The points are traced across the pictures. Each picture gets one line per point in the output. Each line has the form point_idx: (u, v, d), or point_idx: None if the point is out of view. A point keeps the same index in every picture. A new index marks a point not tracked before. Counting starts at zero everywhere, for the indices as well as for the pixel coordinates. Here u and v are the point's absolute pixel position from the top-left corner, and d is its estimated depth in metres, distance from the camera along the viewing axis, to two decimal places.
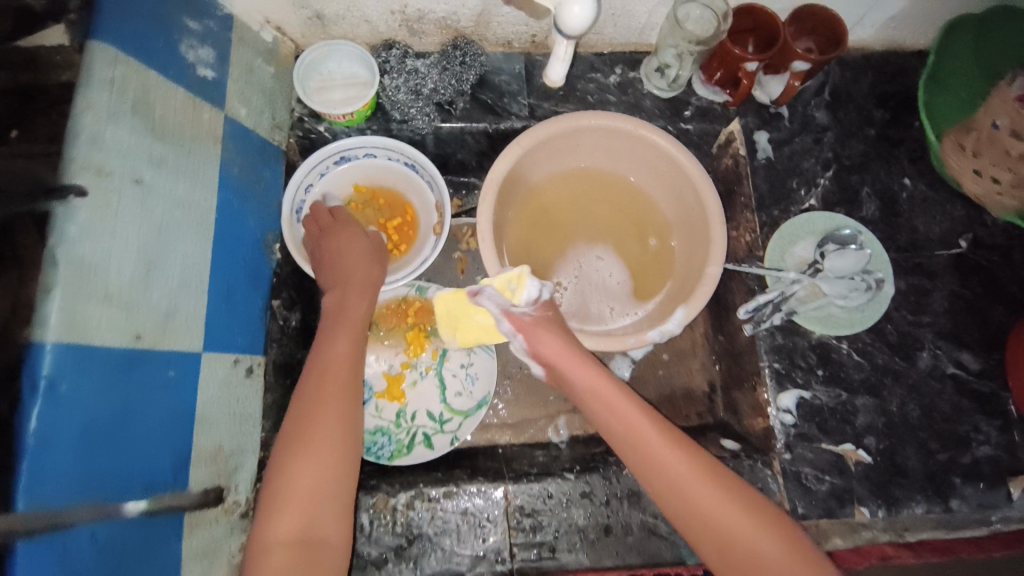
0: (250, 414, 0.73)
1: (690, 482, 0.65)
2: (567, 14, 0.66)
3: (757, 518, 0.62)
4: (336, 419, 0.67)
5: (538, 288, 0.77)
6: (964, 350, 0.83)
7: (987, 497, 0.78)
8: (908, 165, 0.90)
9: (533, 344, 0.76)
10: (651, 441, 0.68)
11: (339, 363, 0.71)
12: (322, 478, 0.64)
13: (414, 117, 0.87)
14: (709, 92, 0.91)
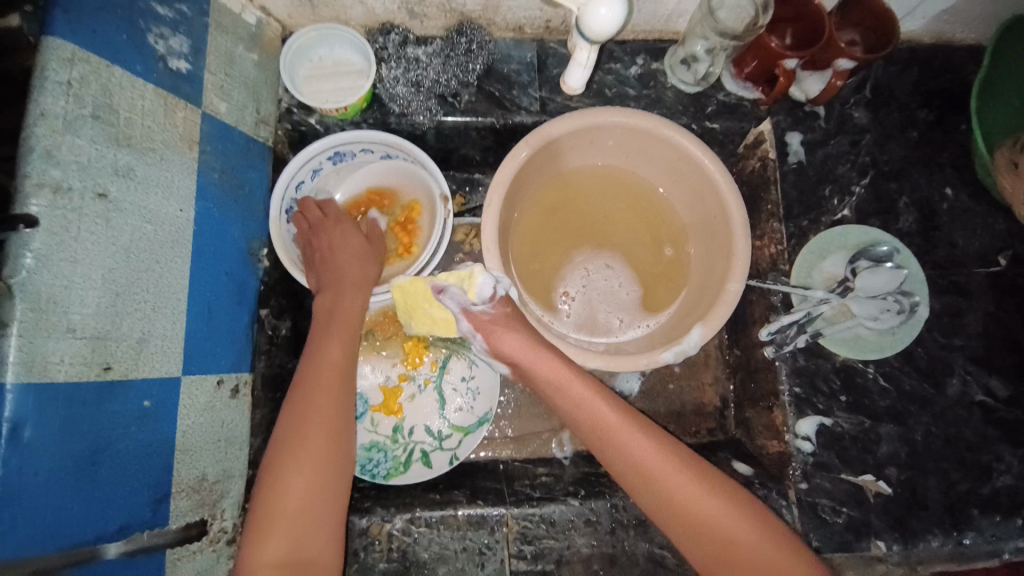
0: (238, 436, 0.69)
1: (704, 510, 0.61)
2: (594, 16, 0.59)
3: (774, 559, 0.59)
4: (332, 429, 0.62)
5: (494, 284, 0.69)
6: (994, 376, 0.78)
7: (1006, 531, 0.74)
8: (951, 173, 0.83)
9: (493, 343, 0.71)
10: (649, 458, 0.64)
11: (332, 369, 0.66)
12: (313, 494, 0.58)
13: (415, 112, 0.79)
14: (738, 88, 0.83)
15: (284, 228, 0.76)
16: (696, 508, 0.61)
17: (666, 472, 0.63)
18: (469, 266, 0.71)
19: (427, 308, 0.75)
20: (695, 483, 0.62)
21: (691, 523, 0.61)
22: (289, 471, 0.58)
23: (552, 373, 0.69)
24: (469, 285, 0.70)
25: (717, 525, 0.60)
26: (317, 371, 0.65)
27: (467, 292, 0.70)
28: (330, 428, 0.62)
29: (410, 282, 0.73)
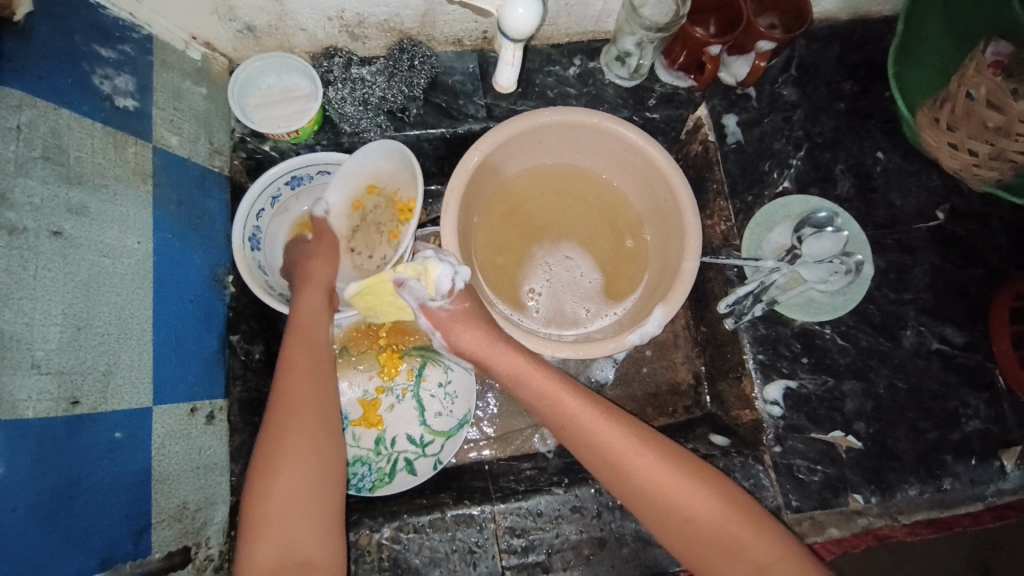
0: (217, 461, 0.69)
1: (668, 477, 0.63)
2: (512, 16, 0.63)
3: (751, 526, 0.60)
4: (313, 433, 0.62)
5: (453, 276, 0.72)
6: (947, 325, 0.81)
7: (979, 473, 0.77)
8: (882, 138, 0.87)
9: (452, 339, 0.74)
10: (615, 441, 0.65)
11: (305, 373, 0.66)
12: (304, 496, 0.59)
13: (365, 129, 0.82)
14: (671, 78, 0.87)
15: (249, 254, 0.77)
16: (670, 471, 0.63)
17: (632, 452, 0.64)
18: (424, 259, 0.72)
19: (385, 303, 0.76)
20: (664, 455, 0.64)
21: (660, 494, 0.62)
22: (276, 476, 0.59)
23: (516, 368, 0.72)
24: (426, 279, 0.72)
25: (681, 501, 0.62)
26: (290, 377, 0.65)
27: (425, 286, 0.72)
28: (313, 428, 0.62)
29: (368, 283, 0.73)
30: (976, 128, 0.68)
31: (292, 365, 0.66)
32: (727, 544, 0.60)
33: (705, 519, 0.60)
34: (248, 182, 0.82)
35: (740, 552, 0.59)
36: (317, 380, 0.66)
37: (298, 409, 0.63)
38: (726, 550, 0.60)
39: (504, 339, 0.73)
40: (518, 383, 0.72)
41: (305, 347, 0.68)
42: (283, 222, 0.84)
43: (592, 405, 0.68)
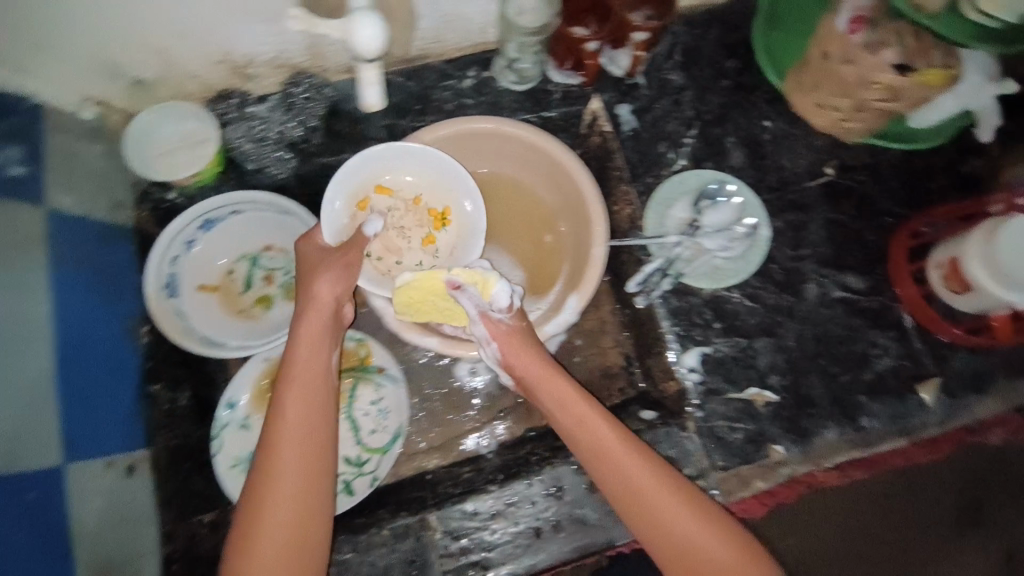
0: (137, 512, 0.74)
1: (653, 485, 0.66)
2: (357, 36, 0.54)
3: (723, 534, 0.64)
4: (295, 553, 0.61)
5: (511, 292, 0.74)
6: (847, 273, 0.84)
7: (898, 408, 0.79)
8: (767, 108, 0.91)
9: (505, 351, 0.75)
10: (615, 450, 0.68)
11: (292, 481, 0.63)
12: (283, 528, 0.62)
13: (268, 164, 0.84)
14: (563, 78, 0.89)
15: (166, 300, 0.83)
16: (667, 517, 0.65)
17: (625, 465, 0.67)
18: (484, 270, 0.74)
19: (433, 302, 0.76)
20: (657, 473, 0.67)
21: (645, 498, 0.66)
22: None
23: (530, 376, 0.74)
24: (484, 288, 0.73)
25: (669, 512, 0.64)
26: (277, 485, 0.63)
27: (482, 294, 0.73)
28: (300, 543, 0.62)
29: (421, 277, 0.73)
30: (835, 88, 0.71)
31: (277, 473, 0.63)
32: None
33: (699, 551, 0.63)
34: (159, 231, 0.84)
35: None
36: (313, 456, 0.65)
37: (283, 524, 0.61)
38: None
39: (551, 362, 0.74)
40: (541, 384, 0.74)
41: (297, 448, 0.65)
42: (202, 265, 0.89)
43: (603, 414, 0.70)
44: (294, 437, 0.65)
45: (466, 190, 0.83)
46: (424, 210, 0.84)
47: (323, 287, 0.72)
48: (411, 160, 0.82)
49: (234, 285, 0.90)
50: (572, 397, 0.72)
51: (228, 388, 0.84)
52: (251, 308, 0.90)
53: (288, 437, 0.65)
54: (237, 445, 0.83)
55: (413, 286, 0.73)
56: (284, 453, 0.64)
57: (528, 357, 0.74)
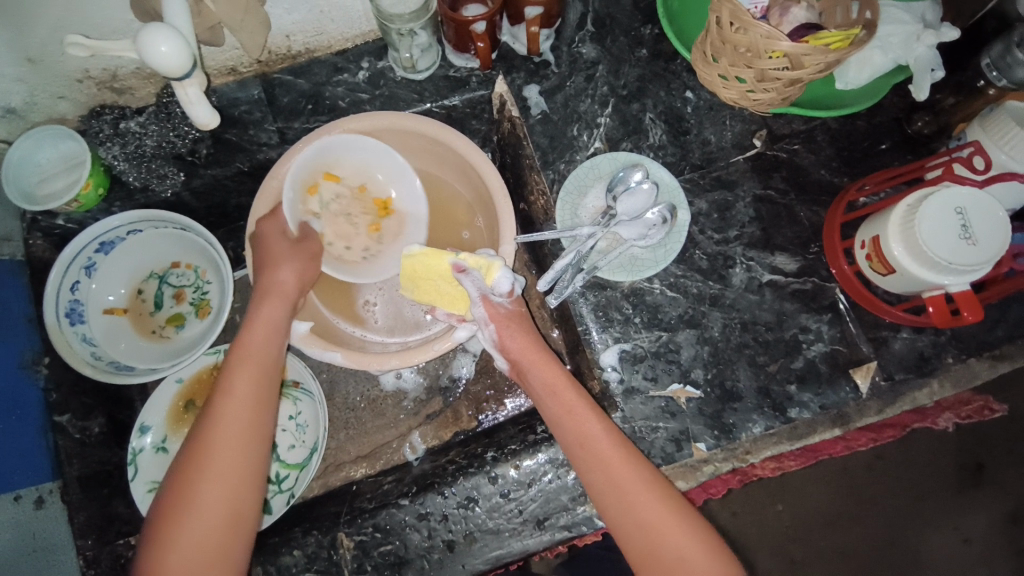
0: (56, 541, 0.72)
1: (630, 476, 0.64)
2: (155, 55, 0.54)
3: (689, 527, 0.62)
4: (221, 545, 0.58)
5: (514, 279, 0.73)
6: (777, 254, 0.79)
7: (829, 397, 0.74)
8: (689, 77, 0.84)
9: (502, 337, 0.74)
10: (596, 435, 0.65)
11: (230, 466, 0.60)
12: (220, 506, 0.59)
13: (152, 181, 0.80)
14: (463, 61, 0.83)
15: (71, 329, 0.79)
16: (636, 500, 0.63)
17: (606, 449, 0.65)
18: (489, 255, 0.73)
19: (435, 280, 0.76)
20: (638, 463, 0.65)
21: (623, 487, 0.63)
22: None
23: (528, 361, 0.73)
24: (488, 273, 0.72)
25: (643, 499, 0.63)
26: (214, 472, 0.59)
27: (486, 280, 0.72)
28: (228, 531, 0.59)
29: (429, 252, 0.74)
30: (732, 58, 0.66)
31: (216, 459, 0.60)
32: (672, 562, 0.60)
33: (661, 544, 0.61)
34: (54, 258, 0.81)
35: (677, 569, 0.60)
36: (255, 436, 0.63)
37: (212, 513, 0.58)
38: (664, 564, 0.61)
39: (548, 352, 0.74)
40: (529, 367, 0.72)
41: (238, 435, 0.61)
42: (108, 289, 0.84)
43: (590, 401, 0.68)
44: (239, 423, 0.62)
45: (402, 176, 0.81)
46: (369, 199, 0.81)
47: (286, 280, 0.71)
48: (363, 148, 0.78)
49: (145, 306, 0.87)
50: (563, 383, 0.70)
51: (144, 410, 0.82)
52: (163, 328, 0.88)
53: (230, 422, 0.62)
54: (156, 469, 0.80)
55: (419, 258, 0.75)
56: (226, 435, 0.61)
57: (524, 341, 0.73)
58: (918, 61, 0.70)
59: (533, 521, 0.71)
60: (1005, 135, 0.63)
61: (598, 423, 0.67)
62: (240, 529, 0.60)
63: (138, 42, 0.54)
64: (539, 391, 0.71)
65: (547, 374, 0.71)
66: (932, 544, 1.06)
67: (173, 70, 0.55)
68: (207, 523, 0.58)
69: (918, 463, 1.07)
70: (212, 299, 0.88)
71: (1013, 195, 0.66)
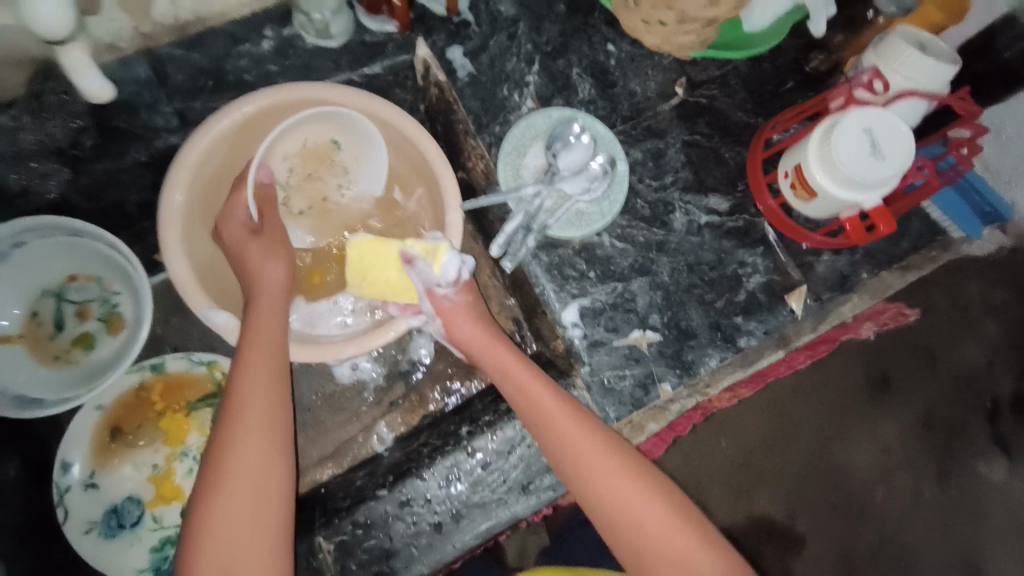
0: None
1: (588, 447, 0.62)
2: (37, 18, 0.47)
3: (650, 495, 0.61)
4: (261, 510, 0.57)
5: (459, 264, 0.70)
6: (711, 195, 0.82)
7: (772, 322, 0.80)
8: (608, 30, 0.84)
9: (452, 330, 0.72)
10: (549, 411, 0.64)
11: (264, 422, 0.60)
12: (252, 474, 0.58)
13: (29, 185, 0.69)
14: (378, 24, 0.77)
15: None
16: (595, 470, 0.62)
17: (566, 423, 0.64)
18: (435, 239, 0.69)
19: (381, 269, 0.72)
20: (596, 432, 0.64)
21: (582, 459, 0.62)
22: None
23: (480, 348, 0.71)
24: (435, 259, 0.69)
25: (597, 473, 0.62)
26: (244, 443, 0.59)
27: (434, 268, 0.69)
28: (258, 513, 0.57)
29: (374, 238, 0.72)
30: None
31: (243, 430, 0.59)
32: (630, 531, 0.60)
33: (625, 515, 0.61)
34: None
35: (636, 538, 0.60)
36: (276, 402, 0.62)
37: (246, 481, 0.57)
38: (632, 531, 0.60)
39: (501, 335, 0.72)
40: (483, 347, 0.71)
41: (258, 407, 0.61)
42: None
43: (542, 377, 0.67)
44: (262, 391, 0.62)
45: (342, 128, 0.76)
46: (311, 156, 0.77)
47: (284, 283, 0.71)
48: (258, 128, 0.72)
49: (42, 330, 0.76)
50: (516, 364, 0.69)
51: (63, 446, 0.73)
52: (69, 352, 0.76)
53: (254, 393, 0.61)
54: (88, 508, 0.72)
55: (363, 244, 0.72)
56: (251, 405, 0.60)
57: (474, 327, 0.72)
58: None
59: (516, 487, 0.70)
60: (897, 59, 0.70)
61: (554, 400, 0.65)
62: (280, 488, 0.59)
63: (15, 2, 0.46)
64: (495, 371, 0.70)
65: (501, 354, 0.70)
66: (855, 450, 1.18)
67: (57, 35, 0.48)
68: (245, 487, 0.57)
69: (833, 376, 1.17)
70: (126, 313, 0.78)
71: (914, 112, 0.71)
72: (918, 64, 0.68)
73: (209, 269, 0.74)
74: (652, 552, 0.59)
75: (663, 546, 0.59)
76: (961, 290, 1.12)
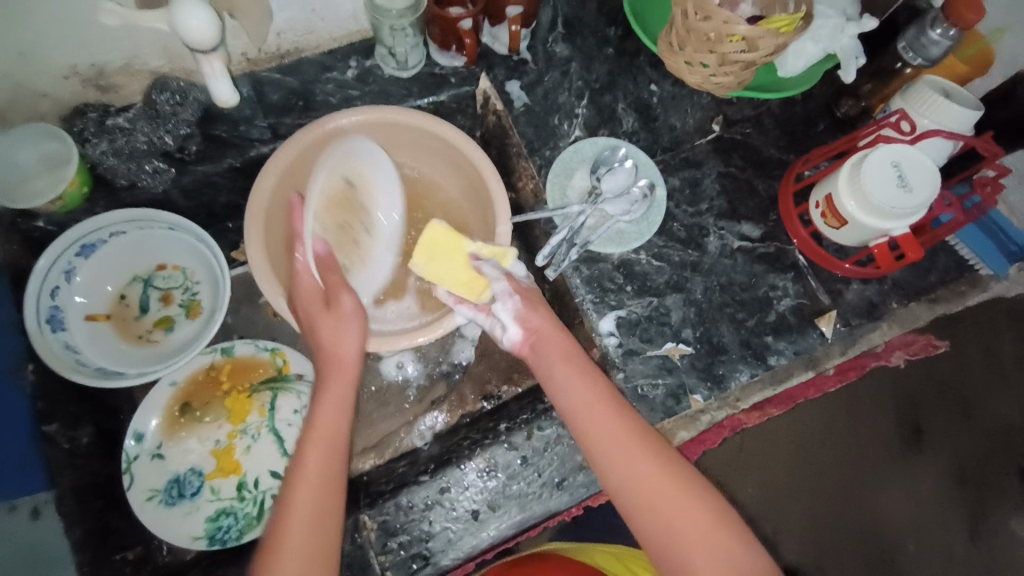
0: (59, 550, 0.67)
1: (632, 449, 0.64)
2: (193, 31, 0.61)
3: (696, 501, 0.62)
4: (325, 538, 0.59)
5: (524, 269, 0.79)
6: (743, 222, 0.88)
7: (801, 344, 0.83)
8: (652, 71, 0.92)
9: (522, 312, 0.74)
10: (598, 417, 0.66)
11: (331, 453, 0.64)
12: (320, 498, 0.60)
13: (140, 178, 0.79)
14: (447, 59, 0.88)
15: (50, 337, 0.76)
16: (641, 472, 0.63)
17: (612, 428, 0.66)
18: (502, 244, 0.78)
19: (449, 254, 0.77)
20: (638, 436, 0.66)
21: (628, 461, 0.64)
22: None
23: (541, 343, 0.73)
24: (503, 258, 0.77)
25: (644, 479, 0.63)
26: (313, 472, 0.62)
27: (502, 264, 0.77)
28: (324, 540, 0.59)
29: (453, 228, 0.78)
30: (697, 45, 0.75)
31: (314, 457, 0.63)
32: (677, 537, 0.61)
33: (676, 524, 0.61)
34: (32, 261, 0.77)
35: (683, 543, 0.60)
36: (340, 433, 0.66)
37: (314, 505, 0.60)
38: (679, 536, 0.61)
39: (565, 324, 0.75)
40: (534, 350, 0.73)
41: (328, 438, 0.65)
42: (90, 294, 0.82)
43: (591, 385, 0.69)
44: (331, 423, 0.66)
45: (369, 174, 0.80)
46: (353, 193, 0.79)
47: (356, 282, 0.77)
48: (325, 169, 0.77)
49: (129, 311, 0.85)
50: (567, 363, 0.71)
51: (136, 417, 0.79)
52: (150, 332, 0.85)
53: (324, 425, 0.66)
54: (152, 476, 0.77)
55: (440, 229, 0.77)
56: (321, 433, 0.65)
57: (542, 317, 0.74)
58: (845, 49, 0.82)
59: (551, 483, 0.73)
60: (925, 103, 0.76)
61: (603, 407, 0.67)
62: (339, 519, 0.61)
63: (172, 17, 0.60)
64: (549, 375, 0.71)
65: (555, 355, 0.72)
66: None
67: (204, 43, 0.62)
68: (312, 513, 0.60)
69: (862, 423, 1.11)
70: (203, 300, 0.87)
71: (939, 151, 0.76)
72: (938, 108, 0.75)
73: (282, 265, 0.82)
74: (701, 558, 0.59)
75: (710, 548, 0.60)
76: (994, 343, 1.07)
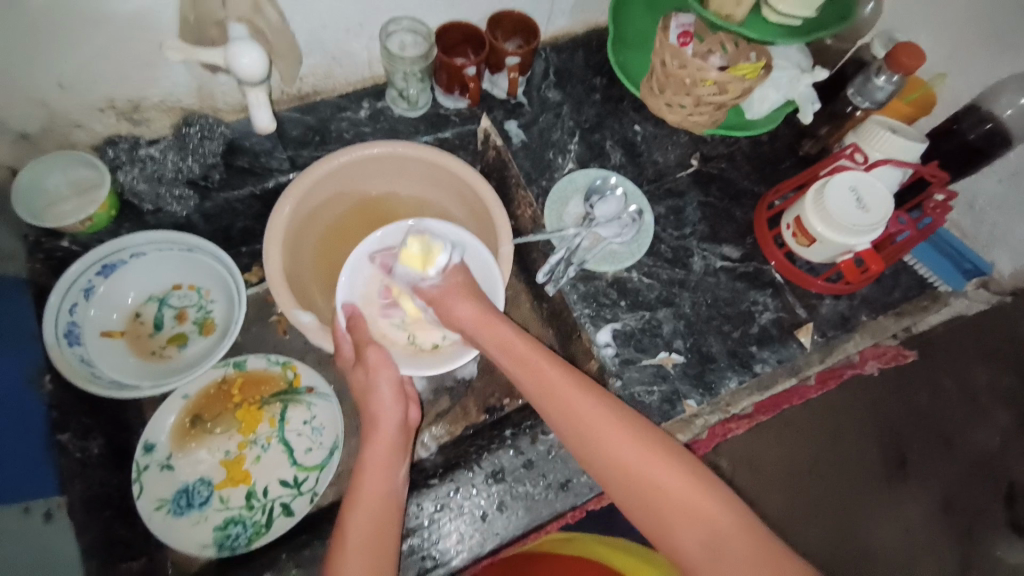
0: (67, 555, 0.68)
1: (594, 411, 0.67)
2: (241, 65, 0.70)
3: (662, 455, 0.65)
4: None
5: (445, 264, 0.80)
6: (723, 244, 0.97)
7: (783, 353, 0.90)
8: (635, 114, 1.04)
9: (445, 312, 0.79)
10: (558, 385, 0.70)
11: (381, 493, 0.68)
12: (372, 539, 0.64)
13: (166, 203, 0.85)
14: (452, 102, 0.98)
15: (67, 350, 0.79)
16: (604, 432, 0.66)
17: (575, 395, 0.69)
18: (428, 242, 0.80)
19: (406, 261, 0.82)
20: (598, 397, 0.69)
21: (588, 423, 0.67)
22: None
23: (475, 324, 0.76)
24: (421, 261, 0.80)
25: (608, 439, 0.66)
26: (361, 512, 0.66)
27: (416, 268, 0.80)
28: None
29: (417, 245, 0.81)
30: (675, 87, 0.86)
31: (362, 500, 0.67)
32: (650, 490, 0.63)
33: (652, 484, 0.63)
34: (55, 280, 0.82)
35: (658, 498, 0.63)
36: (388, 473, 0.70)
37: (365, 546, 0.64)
38: (652, 491, 0.63)
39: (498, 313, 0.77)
40: (483, 324, 0.76)
41: (378, 479, 0.69)
42: (107, 312, 0.86)
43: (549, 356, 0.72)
44: (380, 465, 0.71)
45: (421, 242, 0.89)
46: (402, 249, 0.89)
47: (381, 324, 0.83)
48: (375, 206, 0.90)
49: (143, 328, 0.89)
50: (511, 338, 0.74)
51: (147, 430, 0.84)
52: (163, 348, 0.89)
53: (373, 466, 0.70)
54: (161, 487, 0.81)
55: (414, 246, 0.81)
56: (368, 480, 0.69)
57: (467, 305, 0.77)
58: (802, 95, 0.94)
59: (557, 485, 0.76)
60: (875, 139, 0.88)
61: (561, 376, 0.71)
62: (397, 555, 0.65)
63: (227, 52, 0.70)
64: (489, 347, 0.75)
65: (503, 331, 0.75)
66: None
67: (251, 75, 0.72)
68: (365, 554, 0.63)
69: (848, 448, 1.08)
70: (217, 318, 0.91)
71: (890, 178, 0.87)
72: (884, 142, 0.86)
73: (297, 283, 0.87)
74: (674, 516, 0.61)
75: (682, 495, 0.62)
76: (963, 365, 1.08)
